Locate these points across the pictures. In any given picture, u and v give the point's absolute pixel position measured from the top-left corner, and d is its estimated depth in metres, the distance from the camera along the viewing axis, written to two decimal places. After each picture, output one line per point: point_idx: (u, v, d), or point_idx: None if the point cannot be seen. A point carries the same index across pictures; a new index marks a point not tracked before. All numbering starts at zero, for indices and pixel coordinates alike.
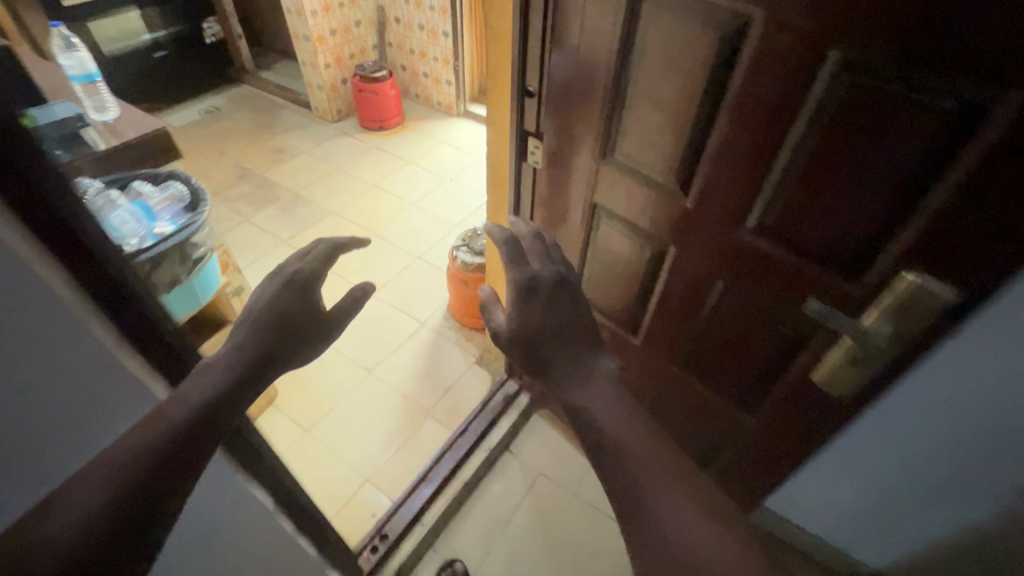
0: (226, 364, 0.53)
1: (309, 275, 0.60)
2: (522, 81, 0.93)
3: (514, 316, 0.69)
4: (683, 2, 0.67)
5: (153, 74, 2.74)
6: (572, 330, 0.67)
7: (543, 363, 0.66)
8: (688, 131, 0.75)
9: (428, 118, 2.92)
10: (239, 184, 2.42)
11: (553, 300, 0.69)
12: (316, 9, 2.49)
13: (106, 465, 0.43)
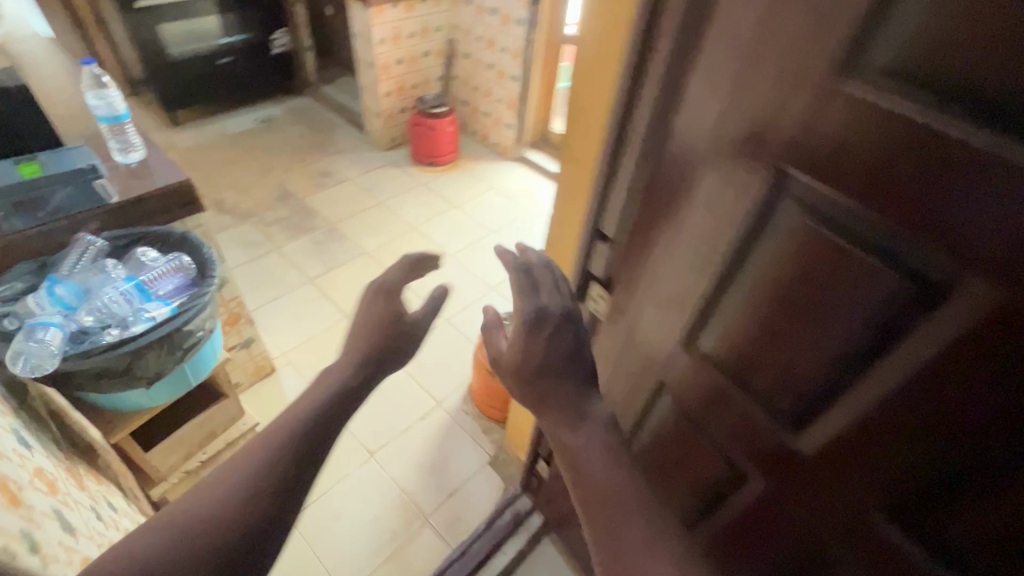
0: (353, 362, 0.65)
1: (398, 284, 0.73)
2: (596, 221, 0.74)
3: (519, 346, 0.68)
4: (839, 203, 0.44)
5: (215, 79, 2.71)
6: (570, 367, 0.67)
7: (543, 398, 0.68)
8: (810, 365, 0.52)
9: (483, 159, 2.77)
10: (279, 207, 2.33)
11: (558, 338, 0.66)
12: (386, 37, 2.39)
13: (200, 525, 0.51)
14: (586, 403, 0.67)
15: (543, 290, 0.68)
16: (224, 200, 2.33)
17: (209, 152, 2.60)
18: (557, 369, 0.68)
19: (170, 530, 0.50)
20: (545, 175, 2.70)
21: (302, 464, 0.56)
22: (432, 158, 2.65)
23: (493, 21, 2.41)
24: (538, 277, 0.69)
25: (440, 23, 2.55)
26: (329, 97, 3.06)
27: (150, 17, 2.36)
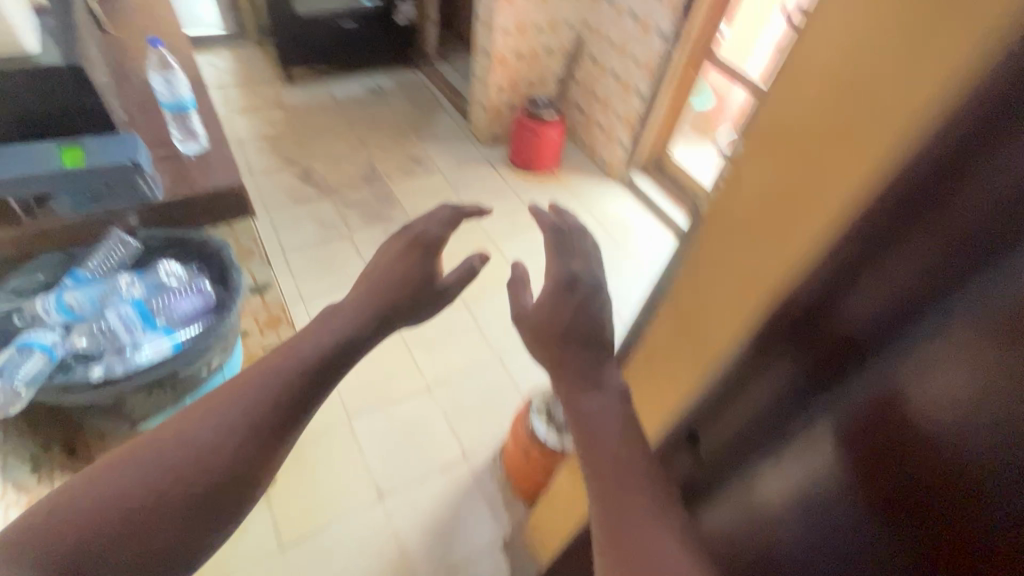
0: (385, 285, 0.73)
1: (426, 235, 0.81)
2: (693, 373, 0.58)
3: (544, 306, 0.63)
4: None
5: (335, 42, 2.66)
6: (589, 335, 0.60)
7: (561, 357, 0.60)
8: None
9: (583, 174, 2.53)
10: (362, 187, 2.25)
11: (585, 307, 0.62)
12: (509, 27, 2.18)
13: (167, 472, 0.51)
14: (604, 371, 0.58)
15: (574, 253, 0.66)
16: (313, 169, 2.29)
17: (312, 116, 2.57)
18: (586, 332, 0.60)
19: (151, 461, 0.51)
20: (647, 207, 2.41)
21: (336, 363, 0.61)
22: (528, 164, 2.44)
23: (631, 27, 2.12)
24: (568, 237, 0.68)
25: (571, 19, 2.31)
26: (441, 76, 2.93)
27: None
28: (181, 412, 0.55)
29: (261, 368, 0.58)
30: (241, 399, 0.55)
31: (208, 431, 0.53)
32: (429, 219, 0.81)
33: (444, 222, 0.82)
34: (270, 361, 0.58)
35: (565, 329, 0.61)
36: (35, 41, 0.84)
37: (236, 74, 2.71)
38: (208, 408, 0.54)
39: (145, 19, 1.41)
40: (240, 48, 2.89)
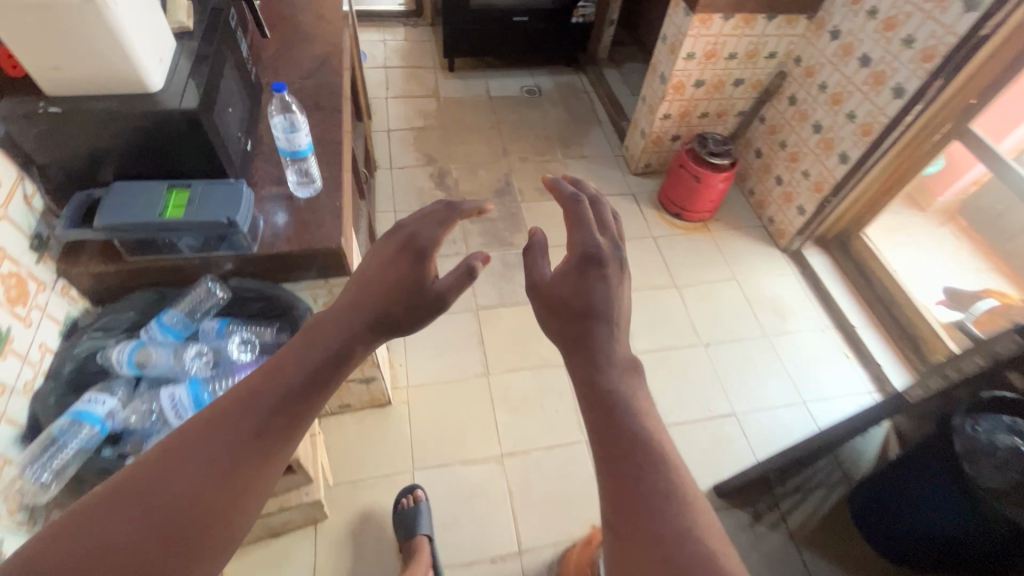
0: (401, 243, 0.74)
1: (435, 212, 0.78)
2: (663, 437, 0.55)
3: (559, 275, 0.74)
4: None
5: (503, 36, 2.50)
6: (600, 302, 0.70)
7: (567, 309, 0.71)
8: None
9: (741, 233, 2.14)
10: (492, 202, 2.12)
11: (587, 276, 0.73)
12: (696, 52, 1.84)
13: (152, 506, 0.47)
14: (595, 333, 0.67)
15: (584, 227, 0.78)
16: (449, 172, 2.21)
17: (463, 112, 2.47)
18: (602, 297, 0.71)
19: (130, 517, 0.46)
20: (814, 292, 1.97)
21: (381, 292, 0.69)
22: (679, 208, 2.11)
23: (856, 73, 1.67)
24: (576, 208, 0.80)
25: (777, 49, 1.89)
26: (606, 84, 2.65)
27: None
28: (151, 460, 0.49)
29: (253, 397, 0.54)
30: (236, 432, 0.52)
31: (201, 472, 0.49)
32: (423, 221, 0.75)
33: (439, 224, 0.75)
34: (254, 389, 0.55)
35: (572, 296, 0.72)
36: (163, 75, 0.77)
37: (404, 56, 2.70)
38: (192, 449, 0.50)
39: (310, 18, 1.36)
40: (414, 28, 2.88)
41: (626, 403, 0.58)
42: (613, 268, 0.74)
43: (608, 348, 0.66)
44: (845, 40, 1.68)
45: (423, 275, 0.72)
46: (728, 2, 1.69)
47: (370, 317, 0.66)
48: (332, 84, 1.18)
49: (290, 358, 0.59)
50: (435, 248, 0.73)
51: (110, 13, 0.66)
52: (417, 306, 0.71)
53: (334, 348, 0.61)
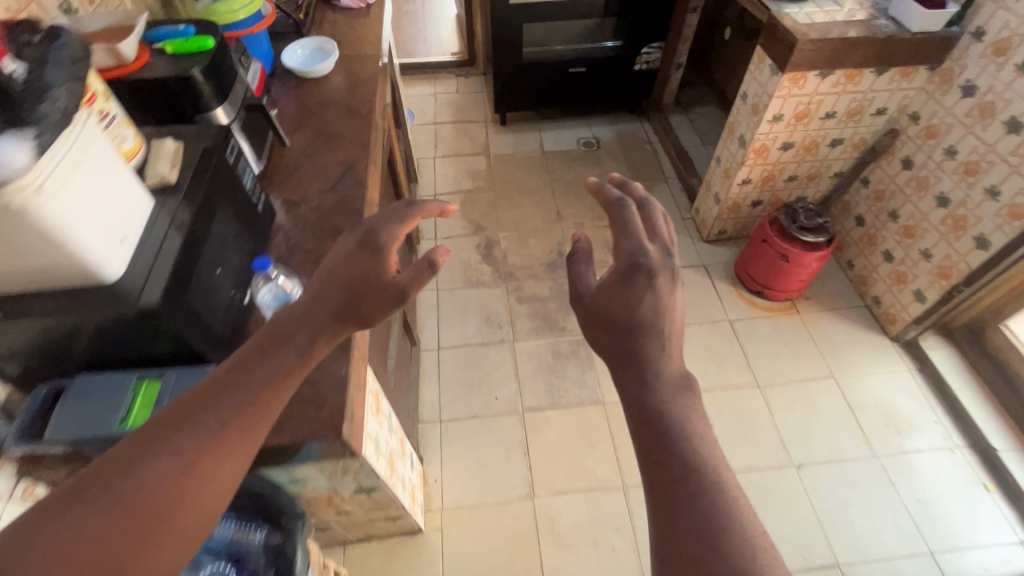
0: (369, 236, 0.67)
1: (404, 205, 0.69)
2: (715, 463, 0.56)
3: (602, 285, 0.68)
4: None
5: (558, 88, 2.31)
6: (647, 317, 0.64)
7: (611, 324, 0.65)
8: None
9: (838, 317, 1.81)
10: (544, 278, 1.92)
11: (631, 290, 0.65)
12: (785, 114, 1.56)
13: (117, 501, 0.49)
14: (643, 348, 0.63)
15: (628, 233, 0.69)
16: (497, 242, 2.03)
17: (514, 171, 2.31)
18: (650, 311, 0.64)
19: (96, 514, 0.48)
20: (936, 396, 1.61)
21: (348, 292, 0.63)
22: (762, 286, 1.81)
23: (999, 142, 1.33)
24: (617, 213, 0.71)
25: (887, 105, 1.57)
26: (673, 134, 2.40)
27: (518, 15, 2.01)
28: (119, 455, 0.52)
29: (220, 395, 0.56)
30: (197, 429, 0.54)
31: (165, 470, 0.51)
32: (385, 215, 0.68)
33: (403, 220, 0.67)
34: (220, 388, 0.57)
35: (614, 311, 0.66)
36: (125, 256, 0.63)
37: (455, 110, 2.59)
38: (158, 446, 0.52)
39: (339, 112, 1.24)
40: (466, 79, 2.76)
41: (679, 431, 0.57)
42: (664, 279, 0.66)
43: (657, 368, 0.62)
44: (985, 98, 1.35)
45: (378, 271, 0.64)
46: (827, 58, 1.41)
47: (331, 314, 0.62)
48: (354, 199, 1.03)
49: (254, 355, 0.60)
50: (394, 243, 0.65)
51: (38, 215, 0.52)
52: (376, 300, 0.63)
53: (297, 351, 0.60)
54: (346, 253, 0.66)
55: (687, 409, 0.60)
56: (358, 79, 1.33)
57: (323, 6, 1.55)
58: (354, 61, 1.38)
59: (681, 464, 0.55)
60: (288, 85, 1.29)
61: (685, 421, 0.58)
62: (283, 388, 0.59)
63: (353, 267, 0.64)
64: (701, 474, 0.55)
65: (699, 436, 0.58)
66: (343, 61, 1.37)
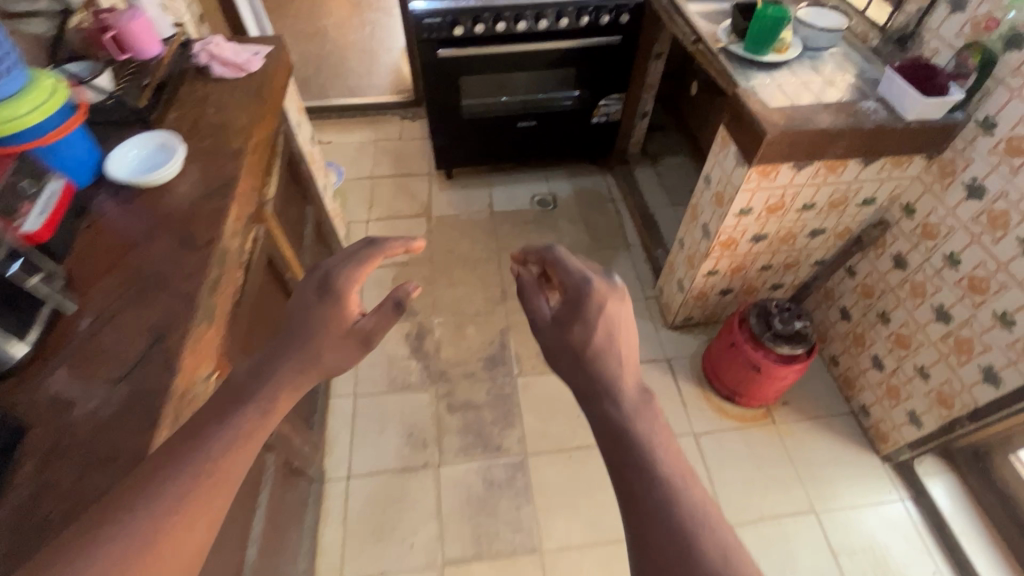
0: (331, 272, 0.71)
1: (365, 247, 0.73)
2: (681, 468, 0.56)
3: (554, 315, 0.75)
4: None
5: (506, 143, 2.04)
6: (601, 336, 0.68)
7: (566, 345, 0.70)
8: None
9: (820, 429, 1.55)
10: (480, 379, 1.65)
11: (581, 314, 0.72)
12: (754, 207, 1.30)
13: None
14: (602, 365, 0.66)
15: (570, 272, 0.78)
16: (430, 329, 1.76)
17: (457, 237, 2.03)
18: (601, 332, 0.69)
19: None
20: (932, 536, 1.37)
21: (305, 335, 0.64)
22: (734, 392, 1.55)
23: (1014, 263, 1.07)
24: (559, 258, 0.81)
25: (875, 195, 1.31)
26: (637, 192, 2.14)
27: (452, 69, 1.73)
28: (52, 552, 0.44)
29: (171, 467, 0.49)
30: (153, 498, 0.47)
31: (107, 558, 0.44)
32: (343, 261, 0.72)
33: (357, 263, 0.71)
34: (177, 454, 0.50)
35: (569, 333, 0.71)
36: None
37: (395, 161, 2.30)
38: (107, 526, 0.45)
39: (172, 241, 0.95)
40: (411, 123, 2.48)
41: (643, 440, 0.58)
42: (607, 302, 0.73)
43: (618, 384, 0.63)
44: (995, 205, 1.09)
45: (338, 314, 0.67)
46: (803, 152, 1.15)
47: (296, 375, 0.60)
48: (150, 398, 0.75)
49: (212, 419, 0.54)
50: (351, 288, 0.69)
51: None
52: (345, 347, 0.66)
53: (262, 408, 0.55)
54: (306, 285, 0.70)
55: (647, 419, 0.61)
56: (208, 188, 1.04)
57: (190, 79, 1.27)
58: (209, 159, 1.09)
59: (648, 471, 0.55)
60: (112, 199, 1.00)
61: (649, 435, 0.58)
62: (248, 450, 0.52)
63: (311, 306, 0.67)
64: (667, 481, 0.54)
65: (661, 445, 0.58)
66: (194, 161, 1.08)
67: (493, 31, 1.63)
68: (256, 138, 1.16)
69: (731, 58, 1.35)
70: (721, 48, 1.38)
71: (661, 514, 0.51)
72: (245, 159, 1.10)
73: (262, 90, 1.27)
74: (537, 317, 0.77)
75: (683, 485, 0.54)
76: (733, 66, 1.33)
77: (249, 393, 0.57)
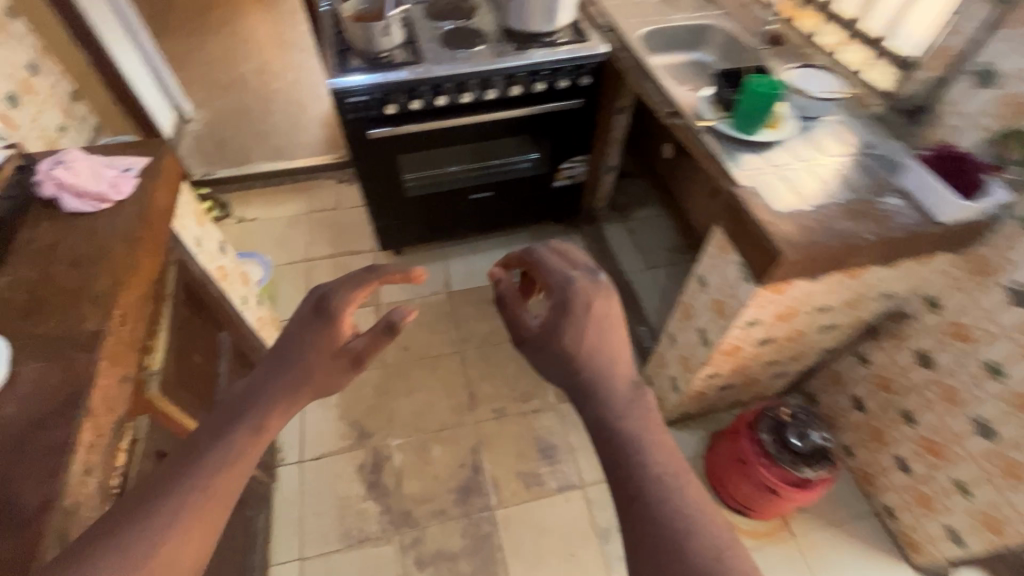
0: (324, 299, 0.61)
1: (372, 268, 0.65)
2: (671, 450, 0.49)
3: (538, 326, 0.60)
4: None
5: (459, 215, 1.78)
6: (593, 335, 0.56)
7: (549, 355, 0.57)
8: None
9: (843, 537, 1.37)
10: (452, 519, 1.38)
11: (569, 318, 0.57)
12: (763, 317, 1.08)
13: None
14: (585, 356, 0.56)
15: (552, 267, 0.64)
16: (388, 455, 1.48)
17: (411, 329, 1.75)
18: (592, 332, 0.56)
19: None
20: None
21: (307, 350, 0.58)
22: (739, 504, 1.36)
23: None
24: (538, 254, 0.66)
25: (895, 290, 1.13)
26: (609, 260, 1.95)
27: (388, 149, 1.46)
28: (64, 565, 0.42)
29: (151, 507, 0.45)
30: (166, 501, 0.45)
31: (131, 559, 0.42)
32: (344, 282, 0.63)
33: (359, 282, 0.63)
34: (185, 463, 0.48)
35: (549, 338, 0.57)
36: None
37: (334, 235, 2.01)
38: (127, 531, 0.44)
39: None
40: (350, 186, 2.19)
41: (634, 438, 0.49)
42: (598, 296, 0.59)
43: (607, 383, 0.54)
44: None
45: (331, 339, 0.59)
46: (823, 266, 0.94)
47: (283, 399, 0.54)
48: None
49: (208, 433, 0.50)
50: (346, 310, 0.60)
51: None
52: (334, 374, 0.58)
53: (250, 432, 0.51)
54: (304, 310, 0.61)
55: (642, 416, 0.52)
56: (42, 408, 0.73)
57: (34, 217, 0.96)
58: (48, 355, 0.78)
59: (635, 465, 0.47)
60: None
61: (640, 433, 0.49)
62: (236, 476, 0.48)
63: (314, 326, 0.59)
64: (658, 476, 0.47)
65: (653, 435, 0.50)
66: (28, 361, 0.77)
67: (432, 105, 1.37)
68: (120, 306, 0.86)
69: (718, 138, 1.14)
70: (706, 124, 1.17)
71: (655, 527, 0.44)
72: (102, 346, 0.80)
73: (132, 225, 0.96)
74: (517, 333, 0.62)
75: (678, 486, 0.46)
76: (721, 148, 1.12)
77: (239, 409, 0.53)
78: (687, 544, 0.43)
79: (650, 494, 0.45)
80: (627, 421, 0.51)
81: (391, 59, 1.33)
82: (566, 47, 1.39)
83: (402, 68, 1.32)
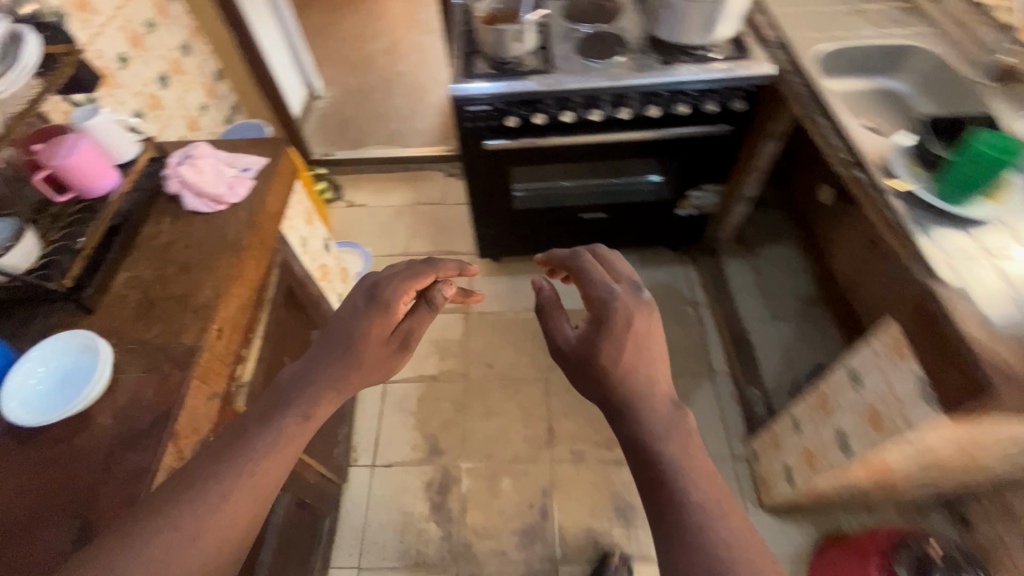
0: (372, 285, 0.74)
1: (425, 261, 0.81)
2: (707, 474, 0.54)
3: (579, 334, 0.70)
4: None
5: (565, 234, 1.65)
6: (632, 352, 0.64)
7: (586, 362, 0.66)
8: None
9: None
10: (513, 564, 1.31)
11: (607, 330, 0.67)
12: (934, 444, 0.86)
13: (186, 533, 0.52)
14: (623, 373, 0.63)
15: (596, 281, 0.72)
16: (457, 477, 1.43)
17: (498, 345, 1.68)
18: (629, 349, 0.65)
19: (164, 539, 0.52)
20: None
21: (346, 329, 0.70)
22: None
23: None
24: (582, 266, 0.77)
25: None
26: (726, 300, 1.71)
27: (502, 160, 1.36)
28: (165, 498, 0.54)
29: (220, 466, 0.57)
30: (241, 458, 0.58)
31: (213, 498, 0.54)
32: (393, 274, 0.76)
33: (405, 277, 0.76)
34: (254, 428, 0.60)
35: (588, 350, 0.67)
36: None
37: (434, 231, 1.97)
38: (211, 479, 0.56)
39: (65, 534, 0.65)
40: (458, 181, 2.14)
41: (672, 462, 0.54)
42: (640, 314, 0.67)
43: (645, 404, 0.60)
44: None
45: (383, 320, 0.72)
46: None
47: (331, 386, 0.66)
48: None
49: (269, 408, 0.63)
50: (398, 295, 0.73)
51: None
52: (384, 351, 0.71)
53: (302, 415, 0.63)
54: (360, 286, 0.75)
55: (680, 441, 0.56)
56: (134, 424, 0.73)
57: (157, 212, 0.98)
58: (146, 365, 0.78)
59: (670, 482, 0.53)
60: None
61: (679, 458, 0.55)
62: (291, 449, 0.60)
63: (358, 301, 0.73)
64: (688, 491, 0.53)
65: (686, 453, 0.55)
66: (128, 370, 0.78)
67: (556, 119, 1.24)
68: (219, 320, 0.85)
69: (910, 204, 0.90)
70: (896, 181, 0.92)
71: (689, 541, 0.49)
72: (196, 364, 0.79)
73: (242, 232, 0.95)
74: (561, 339, 0.72)
75: (717, 512, 0.50)
76: (912, 217, 0.88)
77: (295, 391, 0.65)
78: (728, 565, 0.47)
79: (693, 512, 0.51)
80: (667, 445, 0.56)
81: (519, 65, 1.22)
82: (722, 64, 1.19)
83: (530, 77, 1.19)
